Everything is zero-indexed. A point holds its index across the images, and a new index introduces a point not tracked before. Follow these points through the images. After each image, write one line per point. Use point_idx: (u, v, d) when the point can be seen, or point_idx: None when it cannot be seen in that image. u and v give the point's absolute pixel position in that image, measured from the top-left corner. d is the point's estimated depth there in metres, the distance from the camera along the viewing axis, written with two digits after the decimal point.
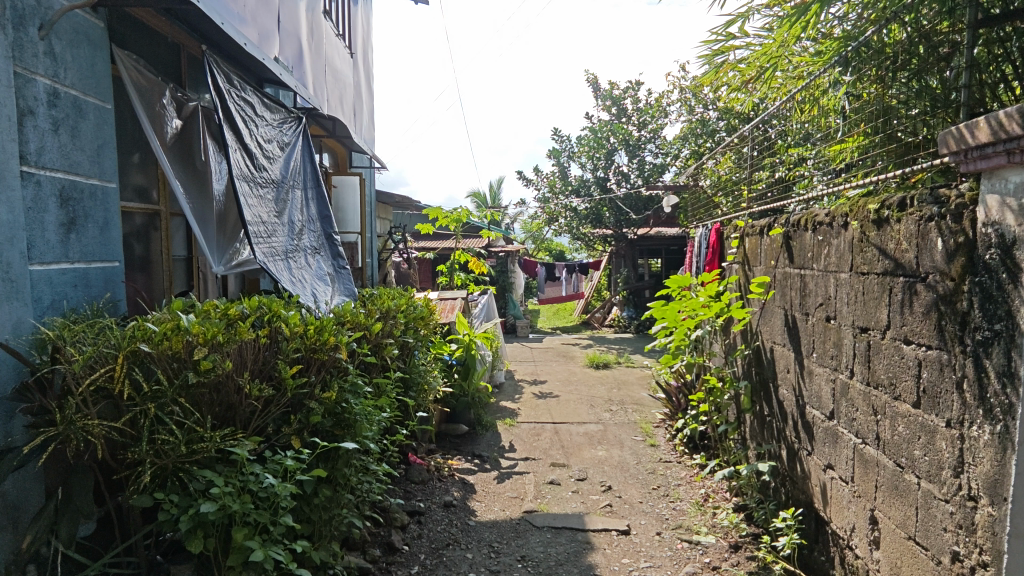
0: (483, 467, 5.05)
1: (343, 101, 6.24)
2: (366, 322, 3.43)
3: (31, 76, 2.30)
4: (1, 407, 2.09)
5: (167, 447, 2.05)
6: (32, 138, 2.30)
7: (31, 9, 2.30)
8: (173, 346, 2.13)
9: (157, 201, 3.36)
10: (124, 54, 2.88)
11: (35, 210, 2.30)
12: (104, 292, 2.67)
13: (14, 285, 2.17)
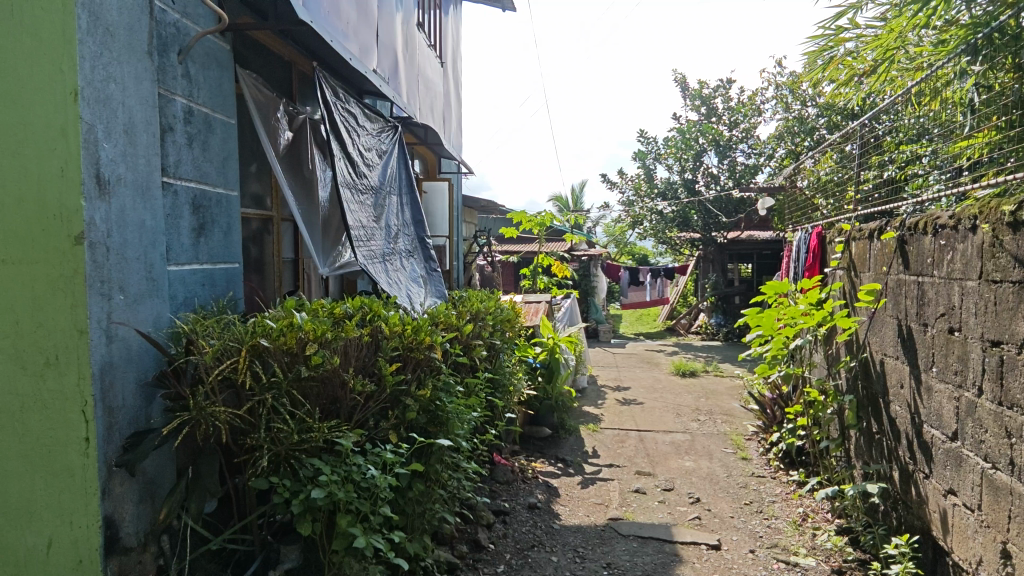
0: (567, 471, 5.04)
1: (434, 109, 6.46)
2: (457, 323, 3.53)
3: (172, 97, 2.57)
4: (144, 391, 2.35)
5: (282, 436, 2.22)
6: (170, 152, 2.56)
7: (172, 36, 2.57)
8: (288, 342, 2.29)
9: (270, 207, 3.63)
10: (246, 73, 3.14)
11: (173, 217, 2.57)
12: (227, 291, 2.93)
13: (156, 283, 2.43)
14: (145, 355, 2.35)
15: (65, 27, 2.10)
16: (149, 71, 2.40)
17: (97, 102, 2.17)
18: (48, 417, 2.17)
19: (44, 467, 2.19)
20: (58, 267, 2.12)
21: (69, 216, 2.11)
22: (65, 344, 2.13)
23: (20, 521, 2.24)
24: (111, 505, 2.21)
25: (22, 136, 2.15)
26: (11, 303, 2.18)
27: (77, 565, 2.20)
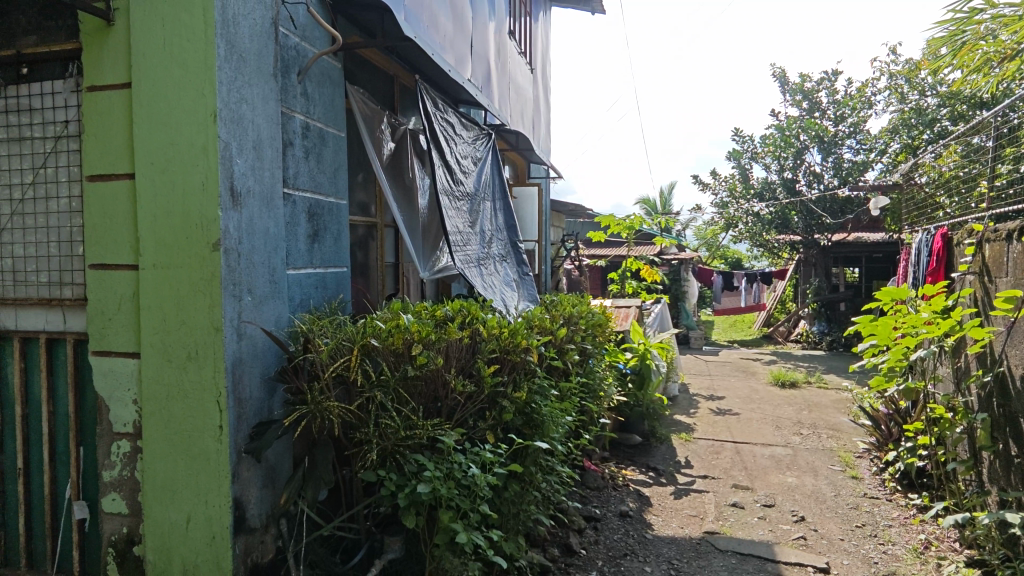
0: (660, 480, 4.91)
1: (524, 115, 6.54)
2: (552, 327, 3.55)
3: (292, 114, 2.79)
4: (267, 383, 2.56)
5: (389, 431, 2.35)
6: (291, 165, 2.77)
7: (293, 59, 2.79)
8: (396, 342, 2.42)
9: (374, 214, 3.84)
10: (355, 89, 3.34)
11: (292, 224, 2.78)
12: (337, 293, 3.13)
13: (278, 286, 2.64)
14: (268, 352, 2.58)
15: (207, 55, 2.32)
16: (274, 92, 2.63)
17: (232, 122, 2.38)
18: (188, 405, 2.40)
19: (184, 451, 2.42)
20: (199, 270, 2.35)
21: (209, 224, 2.33)
22: (204, 340, 2.36)
23: (163, 499, 2.47)
24: (239, 487, 2.44)
25: (169, 152, 2.37)
26: (159, 301, 2.42)
27: (210, 542, 2.42)
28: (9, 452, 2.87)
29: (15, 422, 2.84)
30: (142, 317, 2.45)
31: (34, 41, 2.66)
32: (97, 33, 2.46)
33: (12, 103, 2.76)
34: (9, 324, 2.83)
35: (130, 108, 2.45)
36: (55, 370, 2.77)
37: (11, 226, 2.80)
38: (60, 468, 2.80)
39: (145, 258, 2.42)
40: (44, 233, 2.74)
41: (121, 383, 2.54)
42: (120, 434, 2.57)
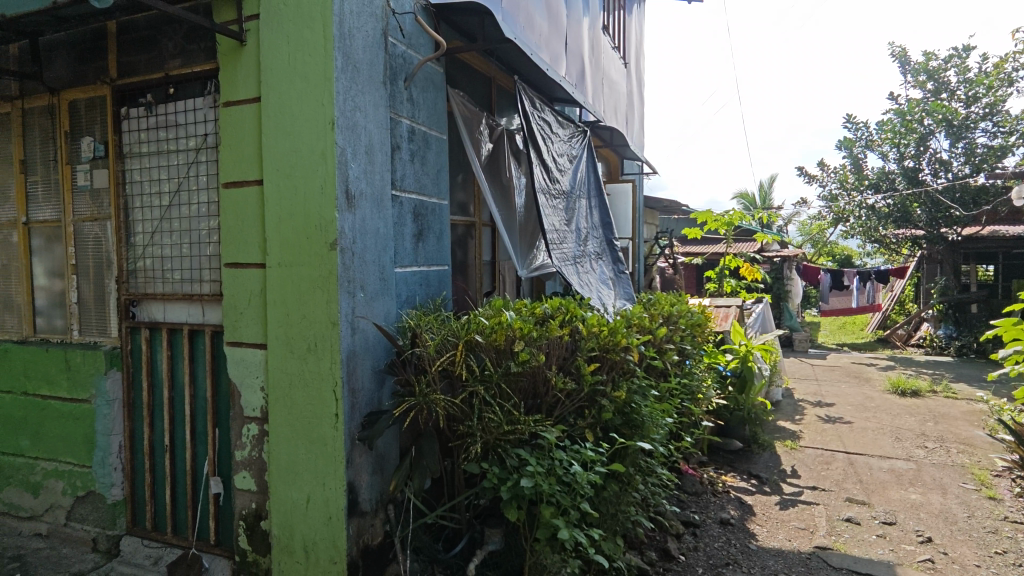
0: (763, 489, 4.67)
1: (618, 111, 6.44)
2: (651, 326, 3.49)
3: (400, 119, 2.92)
4: (376, 375, 2.71)
5: (493, 425, 2.41)
6: (399, 168, 2.91)
7: (401, 66, 2.92)
8: (498, 339, 2.47)
9: (473, 214, 3.94)
10: (456, 92, 3.44)
11: (399, 224, 2.91)
12: (439, 290, 3.24)
13: (387, 283, 2.78)
14: (378, 345, 2.73)
15: (326, 67, 2.48)
16: (384, 98, 2.76)
17: (347, 129, 2.54)
18: (308, 393, 2.59)
19: (304, 435, 2.62)
20: (318, 268, 2.53)
21: (327, 225, 2.50)
22: (322, 333, 2.54)
23: (286, 479, 2.68)
24: (353, 472, 2.60)
25: (292, 158, 2.57)
26: (283, 297, 2.62)
27: (327, 522, 2.59)
28: (159, 430, 3.25)
29: (163, 404, 3.21)
30: (268, 311, 2.67)
31: (178, 64, 2.97)
32: (231, 52, 2.71)
33: (160, 120, 3.09)
34: (159, 316, 3.20)
35: (259, 120, 2.67)
36: (196, 359, 3.09)
37: (160, 230, 3.14)
38: (199, 447, 3.12)
39: (271, 257, 2.64)
40: (187, 236, 3.06)
41: (251, 371, 2.78)
42: (250, 418, 2.82)
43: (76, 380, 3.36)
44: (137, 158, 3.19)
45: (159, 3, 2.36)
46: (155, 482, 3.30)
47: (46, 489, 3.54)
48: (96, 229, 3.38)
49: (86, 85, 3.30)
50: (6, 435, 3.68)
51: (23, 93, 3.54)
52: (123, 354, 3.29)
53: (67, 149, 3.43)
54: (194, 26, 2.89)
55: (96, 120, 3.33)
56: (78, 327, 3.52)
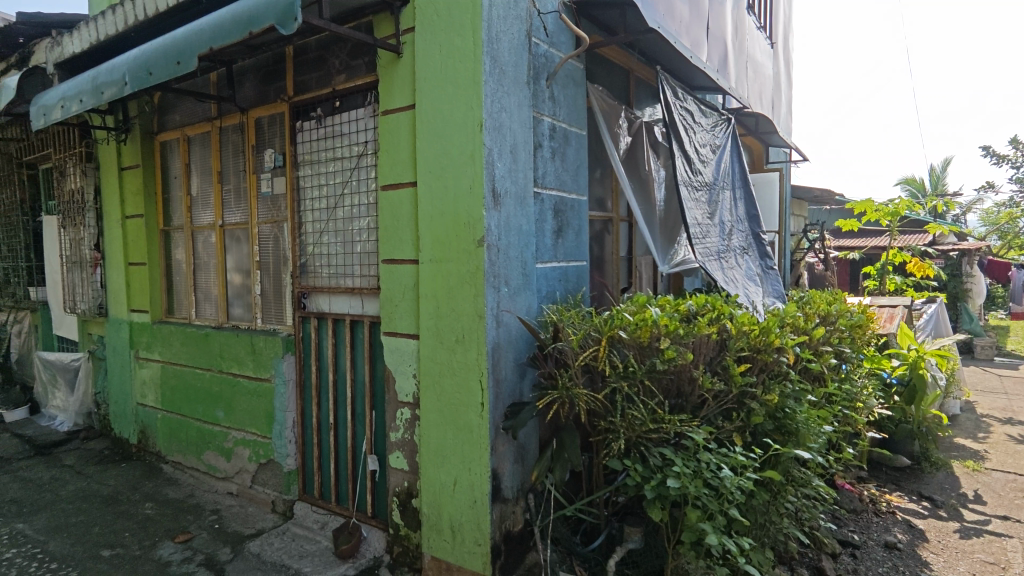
0: (938, 513, 4.12)
1: (764, 95, 6.01)
2: (806, 326, 3.24)
3: (541, 117, 2.97)
4: (518, 367, 2.80)
5: (636, 422, 2.39)
6: (541, 166, 2.97)
7: (543, 65, 2.97)
8: (643, 335, 2.44)
9: (610, 209, 3.91)
10: (595, 87, 3.43)
11: (541, 221, 2.97)
12: (577, 285, 3.27)
13: (529, 278, 2.86)
14: (520, 339, 2.81)
15: (475, 71, 2.59)
16: (527, 98, 2.84)
17: (494, 130, 2.64)
18: (456, 382, 2.74)
19: (453, 422, 2.77)
20: (466, 264, 2.66)
21: (475, 222, 2.62)
22: (470, 326, 2.67)
23: (435, 462, 2.86)
24: (496, 460, 2.71)
25: (444, 161, 2.72)
26: (434, 291, 2.79)
27: (472, 505, 2.73)
28: (325, 409, 3.63)
29: (329, 386, 3.57)
30: (420, 304, 2.86)
31: (344, 78, 3.28)
32: (390, 65, 2.93)
33: (329, 130, 3.44)
34: (325, 307, 3.56)
35: (413, 126, 2.86)
36: (356, 346, 3.40)
37: (327, 230, 3.49)
38: (358, 426, 3.43)
39: (423, 254, 2.82)
40: (349, 235, 3.37)
41: (404, 359, 3.00)
42: (403, 402, 3.04)
43: (260, 360, 3.85)
44: (308, 165, 3.57)
45: (332, 25, 2.62)
46: (321, 456, 3.68)
47: (236, 455, 4.11)
48: (276, 230, 3.84)
49: (269, 103, 3.75)
50: (206, 406, 4.32)
51: (220, 114, 4.12)
52: (297, 340, 3.71)
53: (254, 160, 3.93)
54: (357, 43, 3.17)
55: (277, 134, 3.78)
56: (261, 316, 4.03)
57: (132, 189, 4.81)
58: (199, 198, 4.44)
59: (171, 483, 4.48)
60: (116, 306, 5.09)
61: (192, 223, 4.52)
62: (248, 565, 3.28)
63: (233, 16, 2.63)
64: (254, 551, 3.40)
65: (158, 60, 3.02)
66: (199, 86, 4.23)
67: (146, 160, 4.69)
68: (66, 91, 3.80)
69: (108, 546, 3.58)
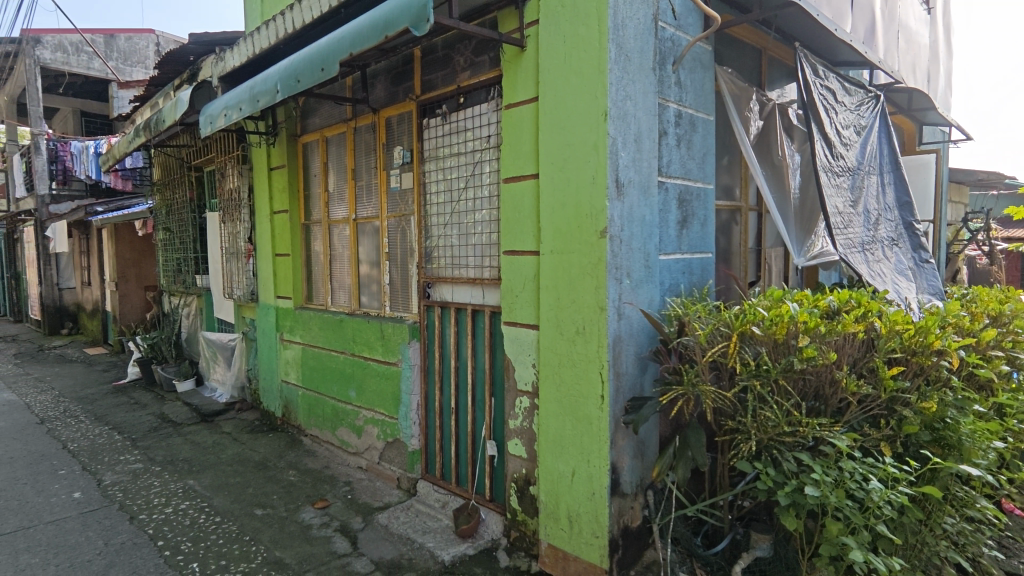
0: None
1: (918, 67, 5.36)
2: (971, 327, 2.87)
3: (667, 104, 2.88)
4: (639, 361, 2.75)
5: (769, 424, 2.27)
6: (666, 154, 2.88)
7: (670, 50, 2.87)
8: (779, 331, 2.30)
9: (738, 197, 3.70)
10: (725, 69, 3.25)
11: (665, 211, 2.89)
12: (702, 278, 3.13)
13: (652, 270, 2.79)
14: (642, 332, 2.75)
15: (600, 60, 2.56)
16: (653, 84, 2.75)
17: (618, 119, 2.59)
18: (577, 373, 2.74)
19: (572, 413, 2.78)
20: (589, 255, 2.64)
21: (598, 214, 2.59)
22: (591, 318, 2.65)
23: (554, 451, 2.89)
24: (616, 454, 2.68)
25: (566, 152, 2.72)
26: (554, 282, 2.80)
27: (591, 497, 2.73)
28: (446, 394, 3.79)
29: (451, 372, 3.72)
30: (541, 295, 2.89)
31: (468, 75, 3.39)
32: (513, 59, 2.97)
33: (453, 126, 3.56)
34: (448, 297, 3.71)
35: (536, 118, 2.89)
36: (477, 335, 3.52)
37: (451, 223, 3.63)
38: (478, 412, 3.55)
39: (545, 245, 2.84)
40: (472, 227, 3.48)
41: (524, 349, 3.05)
42: (522, 391, 3.10)
43: (389, 345, 4.10)
44: (434, 161, 3.73)
45: (460, 23, 2.71)
46: (443, 438, 3.86)
47: (366, 432, 4.42)
48: (403, 223, 4.06)
49: (398, 103, 3.97)
50: (340, 386, 4.69)
51: (354, 115, 4.42)
52: (421, 328, 3.91)
53: (384, 157, 4.18)
54: (482, 40, 3.26)
55: (405, 131, 3.99)
56: (389, 304, 4.29)
57: (279, 187, 5.31)
58: (336, 194, 4.80)
59: (310, 454, 4.93)
60: (265, 293, 5.67)
61: (329, 217, 4.91)
62: (377, 535, 3.52)
63: (370, 23, 2.80)
64: (383, 523, 3.65)
65: (305, 67, 3.29)
66: (336, 90, 4.56)
67: (291, 160, 5.16)
68: (228, 101, 4.27)
69: (260, 506, 4.01)
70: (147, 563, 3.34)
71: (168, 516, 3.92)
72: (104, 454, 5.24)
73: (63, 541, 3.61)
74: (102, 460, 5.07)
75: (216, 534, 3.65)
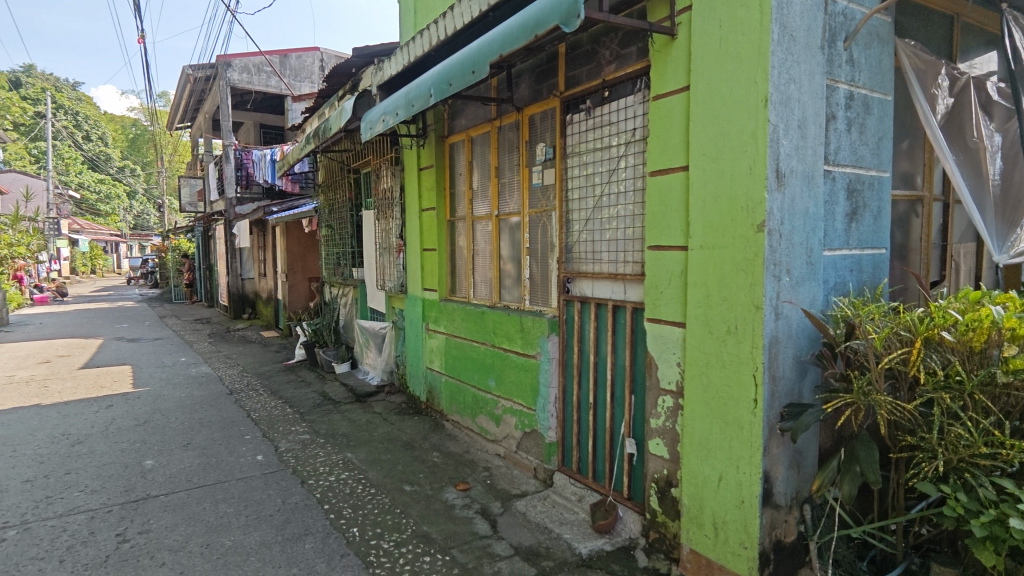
0: None
1: None
2: None
3: (837, 85, 2.63)
4: (798, 365, 2.56)
5: (961, 443, 2.00)
6: (834, 140, 2.64)
7: (841, 25, 2.62)
8: (977, 338, 2.02)
9: (919, 186, 3.27)
10: (906, 42, 2.90)
11: (831, 203, 2.64)
12: (873, 277, 2.84)
13: (814, 268, 2.58)
14: (802, 334, 2.56)
15: (761, 42, 2.40)
16: (821, 65, 2.54)
17: (781, 104, 2.41)
18: (727, 375, 2.61)
19: (720, 416, 2.66)
20: (744, 251, 2.50)
21: (755, 206, 2.44)
22: (745, 317, 2.51)
23: (699, 454, 2.78)
24: (769, 462, 2.51)
25: (721, 142, 2.59)
26: (704, 278, 2.69)
27: (739, 505, 2.58)
28: (584, 389, 3.79)
29: (589, 367, 3.72)
30: (689, 292, 2.78)
31: (614, 68, 3.36)
32: (663, 48, 2.89)
33: (598, 121, 3.55)
34: (588, 292, 3.70)
35: (687, 108, 2.78)
36: (618, 331, 3.48)
37: (592, 218, 3.62)
38: (617, 409, 3.51)
39: (694, 240, 2.73)
40: (614, 221, 3.45)
41: (668, 347, 2.97)
42: (665, 390, 3.02)
43: (528, 338, 4.21)
44: (576, 156, 3.74)
45: (610, 17, 2.70)
46: (580, 433, 3.87)
47: (505, 421, 4.58)
48: (544, 218, 4.13)
49: (542, 101, 4.04)
50: (481, 375, 4.90)
51: (499, 114, 4.58)
52: (561, 322, 3.95)
53: (527, 155, 4.28)
54: (630, 31, 3.20)
55: (548, 128, 4.05)
56: (529, 298, 4.39)
57: (427, 186, 5.66)
58: (479, 191, 5.01)
59: (452, 438, 5.21)
60: (414, 285, 6.08)
61: (472, 214, 5.13)
62: (516, 521, 3.64)
63: (521, 23, 2.87)
64: (521, 510, 3.77)
65: (457, 71, 3.47)
66: (482, 91, 4.75)
67: (439, 159, 5.47)
68: (386, 107, 4.62)
69: (408, 482, 4.33)
70: (316, 523, 3.75)
71: (332, 483, 4.37)
72: (279, 425, 5.96)
73: (251, 497, 4.18)
74: (278, 429, 5.78)
75: (372, 503, 4.01)
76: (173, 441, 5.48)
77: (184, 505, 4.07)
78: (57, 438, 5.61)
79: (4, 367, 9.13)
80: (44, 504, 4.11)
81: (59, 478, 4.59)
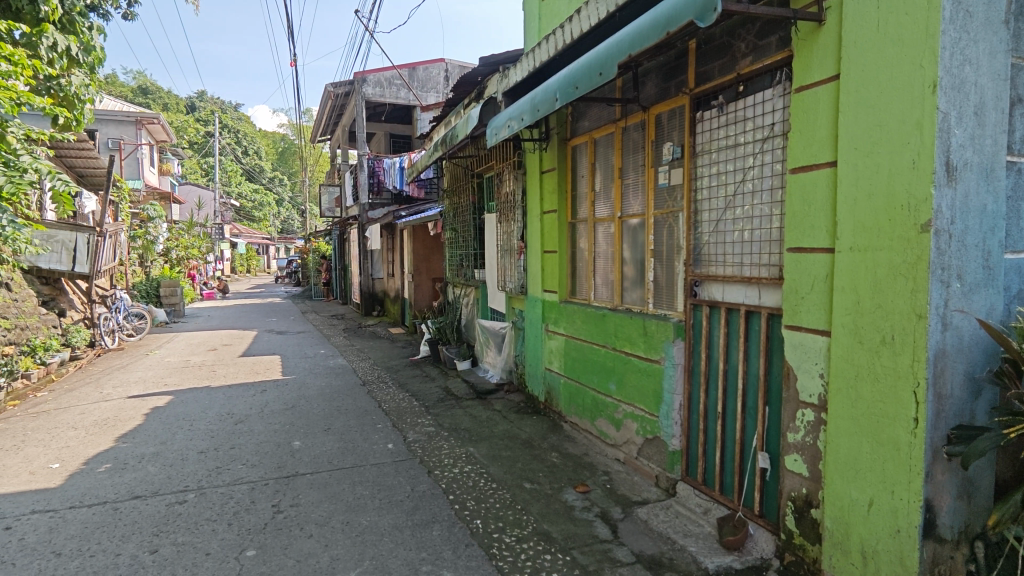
0: None
1: None
2: None
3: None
4: (970, 382, 2.28)
5: None
6: (1018, 126, 2.34)
7: None
8: None
9: None
10: None
11: (1014, 197, 2.35)
12: None
13: (992, 272, 2.29)
14: (976, 347, 2.28)
15: (929, 21, 2.15)
16: (1004, 42, 2.25)
17: (953, 89, 2.15)
18: (881, 389, 2.37)
19: (872, 435, 2.42)
20: (903, 254, 2.26)
21: (918, 205, 2.19)
22: (904, 326, 2.27)
23: (845, 475, 2.56)
24: (933, 490, 2.24)
25: (877, 134, 2.36)
26: (855, 283, 2.47)
27: (895, 534, 2.34)
28: (712, 397, 3.62)
29: (718, 375, 3.55)
30: (835, 297, 2.57)
31: (750, 61, 3.19)
32: (810, 36, 2.70)
33: (731, 116, 3.38)
34: (718, 296, 3.53)
35: (837, 99, 2.57)
36: (750, 338, 3.29)
37: (723, 218, 3.46)
38: (749, 420, 3.32)
39: (843, 241, 2.52)
40: (748, 222, 3.27)
41: (811, 356, 2.76)
42: (806, 403, 2.81)
43: (652, 342, 4.12)
44: (707, 154, 3.60)
45: (750, 7, 2.57)
46: (706, 443, 3.71)
47: (626, 426, 4.51)
48: (670, 219, 4.01)
49: (671, 99, 3.93)
50: (601, 378, 4.86)
51: (624, 115, 4.52)
52: (686, 327, 3.81)
53: (653, 154, 4.19)
54: (770, 20, 3.02)
55: (676, 127, 3.93)
56: (653, 301, 4.29)
57: (549, 188, 5.73)
58: (601, 193, 4.98)
59: (570, 439, 5.23)
60: (534, 287, 6.18)
61: (593, 217, 5.12)
62: (637, 528, 3.57)
63: (651, 21, 2.82)
64: (643, 517, 3.69)
65: (584, 74, 3.48)
66: (606, 92, 4.73)
67: (561, 162, 5.52)
68: (511, 112, 4.75)
69: (528, 480, 4.42)
70: (443, 512, 3.95)
71: (457, 475, 4.58)
72: (406, 416, 6.35)
73: (384, 481, 4.50)
74: (406, 420, 6.16)
75: (494, 498, 4.14)
76: (317, 426, 6.04)
77: (327, 484, 4.47)
78: (224, 417, 6.41)
79: (182, 353, 10.58)
80: (215, 472, 4.72)
81: (226, 451, 5.24)
